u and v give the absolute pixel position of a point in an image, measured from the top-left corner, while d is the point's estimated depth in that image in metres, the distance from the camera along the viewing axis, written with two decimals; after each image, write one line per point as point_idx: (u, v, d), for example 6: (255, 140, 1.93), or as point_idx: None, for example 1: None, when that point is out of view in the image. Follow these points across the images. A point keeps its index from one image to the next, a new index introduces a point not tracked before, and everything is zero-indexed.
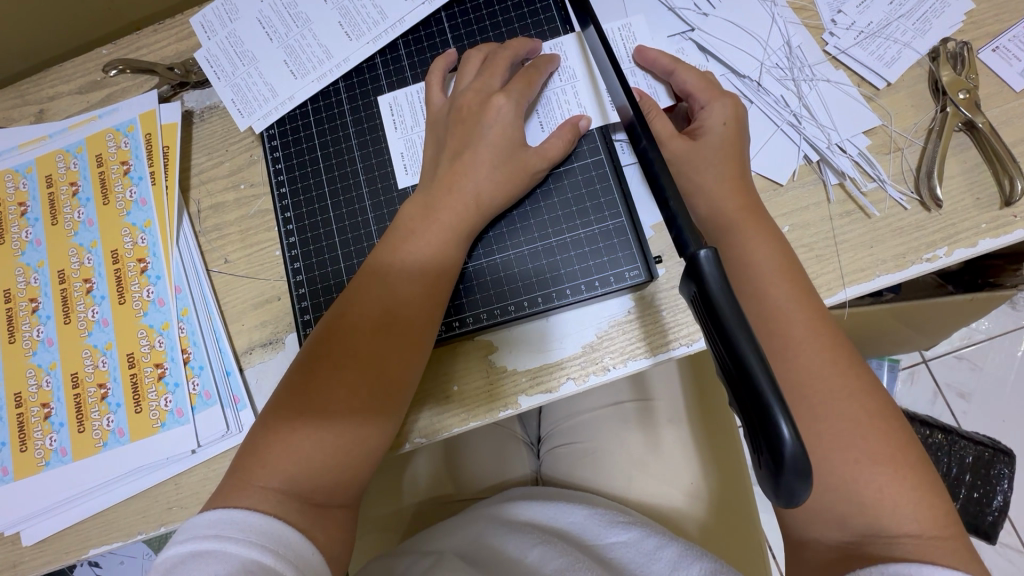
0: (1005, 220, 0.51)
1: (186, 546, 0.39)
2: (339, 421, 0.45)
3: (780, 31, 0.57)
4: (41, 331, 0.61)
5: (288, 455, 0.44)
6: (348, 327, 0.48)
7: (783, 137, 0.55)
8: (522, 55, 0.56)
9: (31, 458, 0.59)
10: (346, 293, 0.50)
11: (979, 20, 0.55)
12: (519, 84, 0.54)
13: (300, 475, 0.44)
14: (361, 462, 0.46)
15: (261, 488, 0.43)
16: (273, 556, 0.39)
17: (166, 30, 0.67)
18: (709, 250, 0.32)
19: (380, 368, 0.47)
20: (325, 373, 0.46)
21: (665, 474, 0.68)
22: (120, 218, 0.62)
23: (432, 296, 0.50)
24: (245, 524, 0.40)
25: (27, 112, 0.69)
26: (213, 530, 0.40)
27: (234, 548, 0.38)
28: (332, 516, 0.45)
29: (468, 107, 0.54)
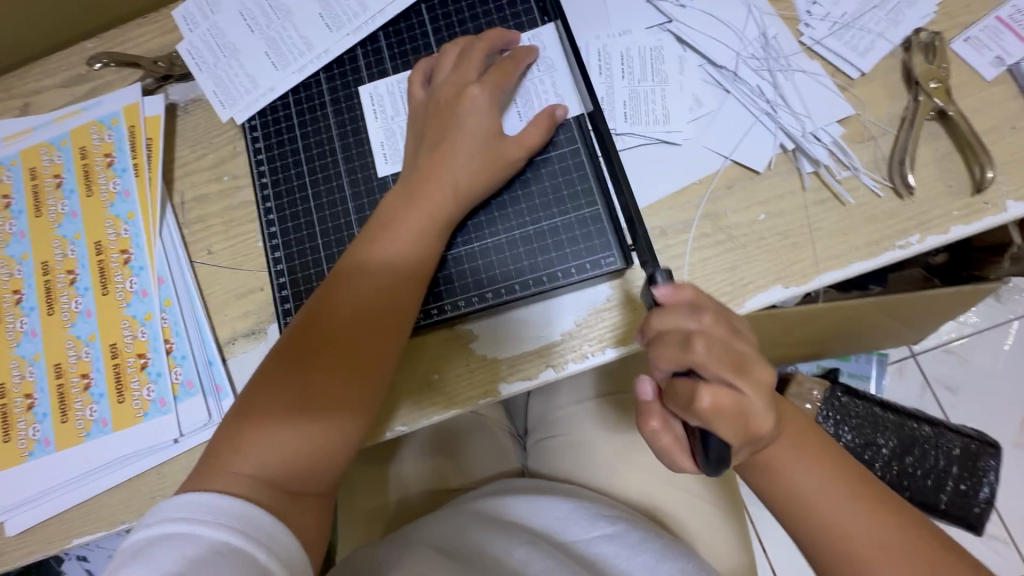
0: (976, 207, 0.51)
1: (154, 529, 0.39)
2: (314, 407, 0.46)
3: (756, 22, 0.57)
4: (24, 323, 0.61)
5: (264, 441, 0.45)
6: (329, 315, 0.48)
7: (760, 127, 0.55)
8: (497, 46, 0.57)
9: (14, 448, 0.59)
10: (326, 281, 0.50)
11: (952, 11, 0.56)
12: (495, 76, 0.54)
13: (275, 462, 0.44)
14: (337, 451, 0.47)
15: (235, 474, 0.43)
16: (243, 539, 0.39)
17: (150, 24, 0.68)
18: (664, 273, 0.43)
19: (357, 355, 0.47)
20: (303, 361, 0.47)
21: (647, 463, 0.69)
22: (103, 210, 0.62)
23: (409, 285, 0.50)
24: (216, 507, 0.40)
25: (12, 105, 0.69)
26: (183, 513, 0.40)
27: (203, 531, 0.39)
28: (308, 503, 0.46)
29: (444, 101, 0.54)
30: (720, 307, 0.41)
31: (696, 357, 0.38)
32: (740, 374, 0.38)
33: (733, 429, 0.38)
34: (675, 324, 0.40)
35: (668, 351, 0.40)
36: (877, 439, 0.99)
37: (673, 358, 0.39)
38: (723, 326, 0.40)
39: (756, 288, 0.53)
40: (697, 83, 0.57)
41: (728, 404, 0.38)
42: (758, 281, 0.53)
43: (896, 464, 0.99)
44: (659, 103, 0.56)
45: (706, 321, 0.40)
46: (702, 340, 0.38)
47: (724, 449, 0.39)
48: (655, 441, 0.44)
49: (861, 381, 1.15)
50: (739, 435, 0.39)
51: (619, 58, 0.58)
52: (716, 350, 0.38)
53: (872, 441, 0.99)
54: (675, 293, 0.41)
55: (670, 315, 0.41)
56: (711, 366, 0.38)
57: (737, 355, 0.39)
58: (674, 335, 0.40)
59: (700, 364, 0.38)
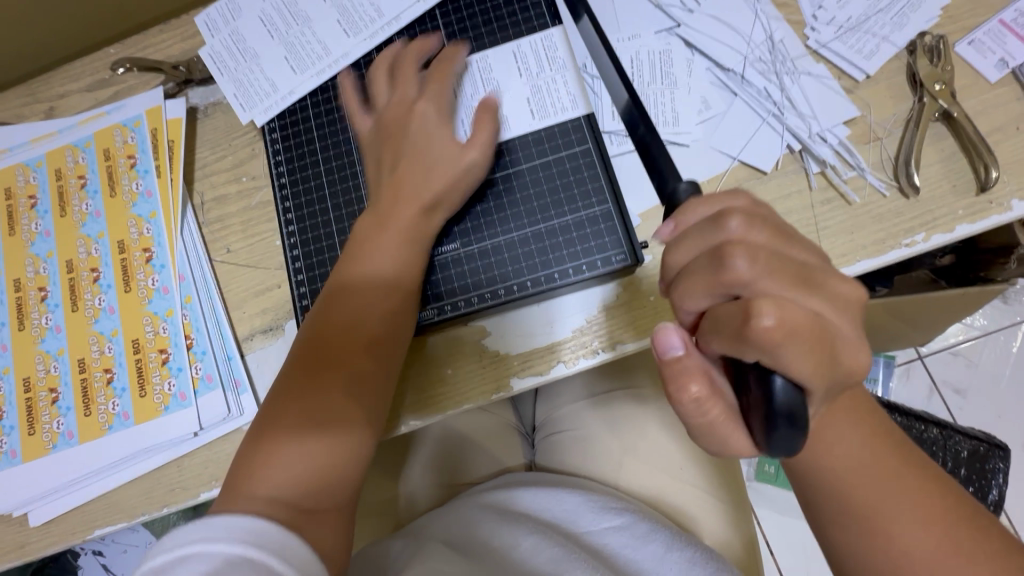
0: (981, 206, 0.52)
1: (167, 553, 0.38)
2: (319, 423, 0.47)
3: (763, 26, 0.59)
4: (50, 319, 0.63)
5: (290, 441, 0.47)
6: (342, 318, 0.51)
7: (768, 128, 0.56)
8: (421, 56, 0.60)
9: (38, 441, 0.61)
10: (315, 308, 0.53)
11: (955, 15, 0.57)
12: (433, 83, 0.57)
13: (301, 459, 0.46)
14: (360, 443, 0.49)
15: (250, 497, 0.44)
16: (262, 552, 0.39)
17: (172, 30, 0.70)
18: (688, 185, 0.40)
19: (353, 368, 0.49)
20: (322, 362, 0.49)
21: (655, 460, 0.69)
22: (126, 209, 0.64)
23: (399, 300, 0.52)
24: (231, 525, 0.40)
25: (38, 109, 0.71)
26: (196, 534, 0.39)
27: (219, 547, 0.38)
28: (325, 515, 0.46)
29: (394, 119, 0.56)
30: (753, 215, 0.36)
31: (737, 275, 0.33)
32: (800, 285, 0.33)
33: (806, 351, 0.31)
34: (701, 248, 0.36)
35: (702, 278, 0.35)
36: None
37: (708, 285, 0.34)
38: (761, 234, 0.35)
39: None
40: (705, 85, 0.58)
41: (794, 317, 0.31)
42: None
43: None
44: (669, 105, 0.58)
45: (734, 230, 0.35)
46: (741, 250, 0.33)
47: (795, 390, 0.31)
48: (699, 416, 0.36)
49: (867, 383, 1.16)
50: (815, 371, 0.32)
51: (629, 61, 0.60)
52: (760, 260, 0.33)
53: None
54: (692, 215, 0.38)
55: (692, 240, 0.36)
56: (760, 280, 0.33)
57: (786, 263, 0.34)
58: (702, 259, 0.35)
59: (748, 283, 0.33)
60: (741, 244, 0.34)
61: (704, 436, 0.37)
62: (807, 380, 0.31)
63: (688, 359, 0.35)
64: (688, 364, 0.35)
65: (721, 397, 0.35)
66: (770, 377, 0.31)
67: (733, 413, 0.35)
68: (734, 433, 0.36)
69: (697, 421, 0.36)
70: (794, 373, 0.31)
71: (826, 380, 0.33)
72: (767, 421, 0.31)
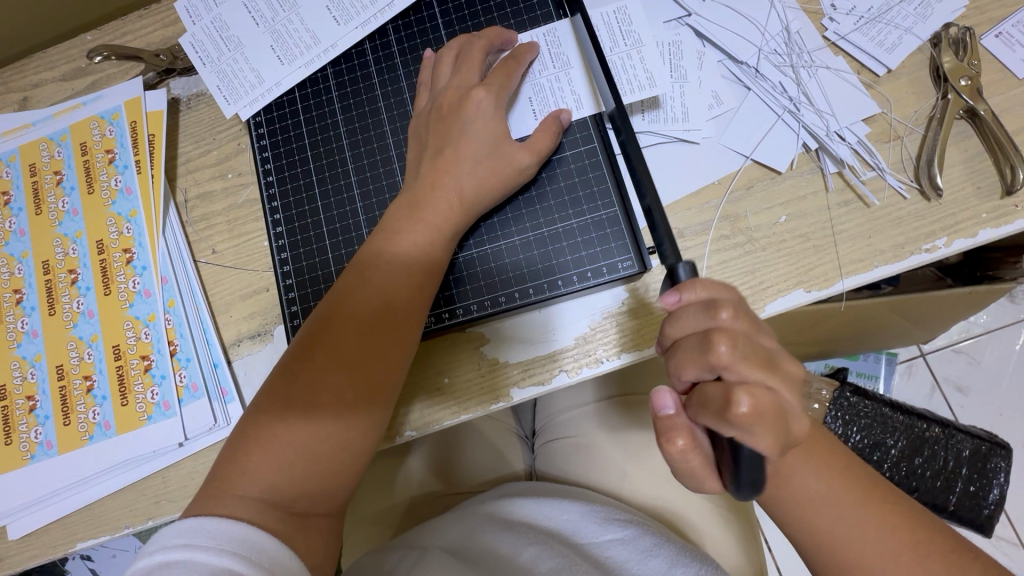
0: (1006, 210, 0.50)
1: (155, 556, 0.38)
2: (320, 427, 0.45)
3: (779, 16, 0.56)
4: (25, 323, 0.60)
5: (270, 461, 0.44)
6: (334, 329, 0.47)
7: (783, 126, 0.53)
8: (497, 45, 0.55)
9: (16, 451, 0.58)
10: (330, 294, 0.49)
11: (982, 5, 0.54)
12: (499, 77, 0.53)
13: (281, 482, 0.43)
14: (346, 468, 0.46)
15: (242, 497, 0.42)
16: (243, 561, 0.38)
17: (151, 15, 0.66)
18: (687, 265, 0.39)
19: (363, 370, 0.46)
20: (309, 377, 0.46)
21: (659, 468, 0.67)
22: (105, 207, 0.61)
23: (418, 298, 0.49)
24: (216, 531, 0.39)
25: (11, 99, 0.67)
26: (184, 539, 0.38)
27: (204, 556, 0.37)
28: (315, 526, 0.44)
29: (449, 105, 0.52)
30: (739, 303, 0.36)
31: (720, 359, 0.34)
32: (772, 369, 0.34)
33: (774, 436, 0.33)
34: (693, 327, 0.36)
35: (691, 355, 0.35)
36: (886, 440, 0.98)
37: (696, 364, 0.35)
38: (743, 322, 0.36)
39: (776, 292, 0.51)
40: (717, 79, 0.55)
41: (764, 407, 0.32)
42: (778, 285, 0.51)
43: (905, 465, 0.97)
44: (679, 101, 0.55)
45: (725, 319, 0.35)
46: (727, 338, 0.34)
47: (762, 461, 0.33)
48: (680, 464, 0.37)
49: (869, 381, 1.14)
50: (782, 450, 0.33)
51: None
52: (742, 347, 0.34)
53: (880, 442, 0.98)
54: (692, 292, 0.37)
55: (688, 316, 0.36)
56: (739, 365, 0.34)
57: (762, 351, 0.35)
58: (692, 339, 0.36)
59: (731, 369, 0.34)
60: (727, 331, 0.34)
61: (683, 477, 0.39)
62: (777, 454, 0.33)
63: (679, 419, 0.37)
64: (678, 423, 0.37)
65: (701, 451, 0.36)
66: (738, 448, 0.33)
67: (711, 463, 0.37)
68: (709, 479, 0.38)
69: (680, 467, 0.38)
70: (761, 450, 0.33)
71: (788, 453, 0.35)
72: (735, 473, 0.34)
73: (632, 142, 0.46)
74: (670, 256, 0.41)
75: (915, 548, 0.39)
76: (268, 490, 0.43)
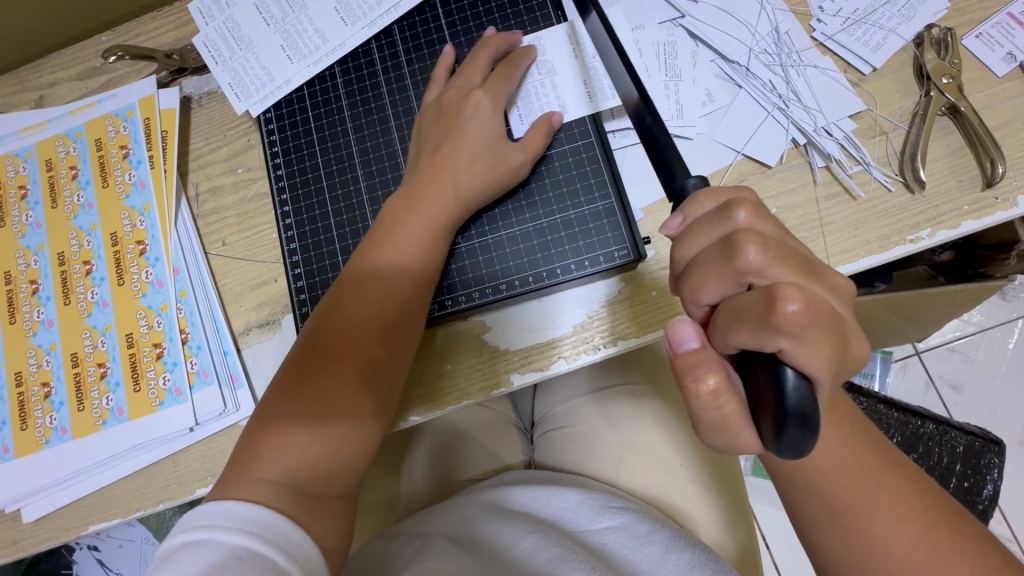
0: (987, 202, 0.52)
1: (176, 538, 0.40)
2: (330, 414, 0.46)
3: (769, 18, 0.58)
4: (41, 312, 0.62)
5: (283, 448, 0.45)
6: (339, 319, 0.49)
7: (772, 122, 0.56)
8: (502, 49, 0.57)
9: (31, 436, 0.60)
10: (332, 290, 0.51)
11: (963, 7, 0.56)
12: (497, 80, 0.55)
13: (296, 467, 0.45)
14: (358, 450, 0.48)
15: (258, 481, 0.44)
16: (261, 542, 0.40)
17: (164, 17, 0.68)
18: (698, 177, 0.38)
19: (367, 357, 0.48)
20: (317, 365, 0.48)
21: (654, 456, 0.69)
22: (119, 201, 0.63)
23: (420, 285, 0.51)
24: (234, 513, 0.41)
25: (27, 97, 0.70)
26: (203, 521, 0.40)
27: (223, 535, 0.39)
28: (327, 508, 0.46)
29: (450, 104, 0.55)
30: (758, 203, 0.35)
31: (750, 263, 0.32)
32: (807, 275, 0.33)
33: (822, 343, 0.31)
34: (710, 238, 0.35)
35: (715, 268, 0.34)
36: None
37: (719, 276, 0.34)
38: (766, 223, 0.35)
39: None
40: (709, 78, 0.57)
41: (813, 308, 0.31)
42: None
43: None
44: (673, 98, 0.57)
45: (742, 219, 0.34)
46: (754, 237, 0.33)
47: (808, 386, 0.30)
48: (713, 408, 0.35)
49: (865, 379, 1.16)
50: (829, 361, 0.31)
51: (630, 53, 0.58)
52: (772, 248, 0.33)
53: None
54: (696, 209, 0.36)
55: (702, 229, 0.35)
56: (771, 269, 0.32)
57: (795, 256, 0.34)
58: (713, 249, 0.34)
59: (762, 271, 0.32)
60: (750, 232, 0.33)
61: (711, 430, 0.37)
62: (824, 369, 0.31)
63: (704, 352, 0.35)
64: (704, 356, 0.35)
65: (734, 392, 0.34)
66: (782, 369, 0.31)
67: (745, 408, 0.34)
68: (743, 428, 0.35)
69: (710, 414, 0.35)
70: (808, 363, 0.30)
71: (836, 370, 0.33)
72: (779, 407, 0.30)
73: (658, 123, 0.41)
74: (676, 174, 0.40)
75: (916, 525, 0.40)
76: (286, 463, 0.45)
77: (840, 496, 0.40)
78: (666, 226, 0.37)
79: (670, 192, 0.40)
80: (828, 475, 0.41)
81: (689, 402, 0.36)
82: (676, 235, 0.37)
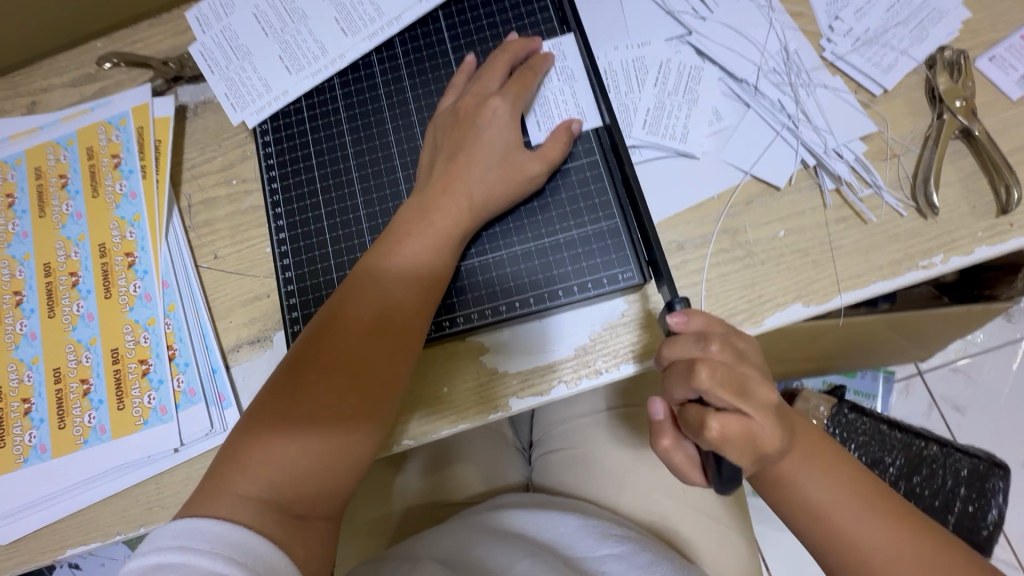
0: (1001, 228, 0.50)
1: (147, 558, 0.37)
2: (322, 428, 0.44)
3: (778, 36, 0.57)
4: (25, 325, 0.60)
5: (268, 461, 0.43)
6: (339, 329, 0.47)
7: (781, 142, 0.54)
8: (521, 56, 0.56)
9: (9, 455, 0.57)
10: (336, 296, 0.49)
11: (976, 29, 0.55)
12: (515, 86, 0.54)
13: (280, 483, 0.43)
14: (346, 471, 0.45)
15: (241, 496, 0.42)
16: (236, 567, 0.37)
17: (161, 24, 0.67)
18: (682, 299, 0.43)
19: (366, 372, 0.46)
20: (310, 377, 0.45)
21: (656, 481, 0.67)
22: (108, 211, 0.61)
23: (423, 301, 0.49)
24: (213, 535, 0.39)
25: (19, 104, 0.68)
26: (180, 541, 0.38)
27: (199, 560, 0.37)
28: (314, 529, 0.44)
29: (466, 110, 0.54)
30: (728, 338, 0.41)
31: (700, 383, 0.38)
32: (750, 403, 0.39)
33: None
34: (685, 353, 0.41)
35: (679, 376, 0.40)
36: (884, 458, 0.98)
37: (681, 386, 0.40)
38: (728, 356, 0.40)
39: (773, 306, 0.51)
40: (717, 96, 0.56)
41: (729, 432, 0.38)
42: (776, 299, 0.51)
43: (903, 483, 0.97)
44: (680, 117, 0.56)
45: (712, 351, 0.40)
46: (705, 365, 0.39)
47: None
48: None
49: (867, 399, 1.14)
50: None
51: (633, 68, 0.57)
52: (720, 373, 0.39)
53: (878, 460, 0.98)
54: (694, 321, 0.42)
55: (683, 341, 0.41)
56: (717, 390, 0.38)
57: (745, 382, 0.39)
58: (680, 364, 0.40)
59: (708, 393, 0.39)
60: (709, 361, 0.39)
61: None
62: None
63: None
64: None
65: (686, 452, 0.43)
66: None
67: None
68: None
69: None
70: None
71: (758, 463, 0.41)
72: None
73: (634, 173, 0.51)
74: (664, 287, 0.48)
75: None
76: (274, 480, 0.43)
77: None
78: (670, 321, 0.42)
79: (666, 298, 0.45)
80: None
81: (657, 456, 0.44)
82: (674, 330, 0.42)
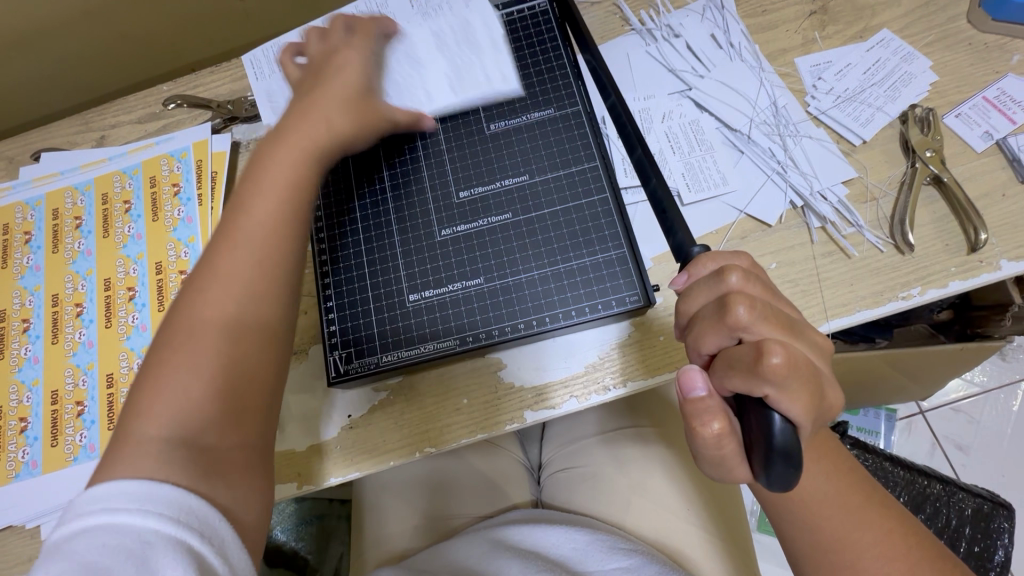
0: (972, 265, 0.56)
1: (70, 523, 0.34)
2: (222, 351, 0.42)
3: (767, 93, 0.64)
4: (83, 334, 0.66)
5: (172, 397, 0.39)
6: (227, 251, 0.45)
7: (771, 185, 0.61)
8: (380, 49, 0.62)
9: (60, 453, 0.62)
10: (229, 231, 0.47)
11: (943, 91, 0.62)
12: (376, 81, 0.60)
13: (191, 417, 0.39)
14: (254, 382, 0.42)
15: (146, 440, 0.38)
16: (174, 524, 0.34)
17: (222, 72, 0.76)
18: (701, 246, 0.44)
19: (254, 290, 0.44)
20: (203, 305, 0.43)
21: (661, 498, 0.70)
22: (166, 234, 0.68)
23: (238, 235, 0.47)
24: (138, 492, 0.35)
25: (90, 137, 0.76)
26: (102, 502, 0.34)
27: (128, 520, 0.34)
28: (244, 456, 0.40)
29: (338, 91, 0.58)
30: (750, 269, 0.40)
31: (739, 321, 0.37)
32: (789, 332, 0.37)
33: (800, 396, 0.34)
34: (708, 297, 0.40)
35: (711, 323, 0.39)
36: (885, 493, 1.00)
37: (715, 330, 0.38)
38: (756, 287, 0.39)
39: None
40: (715, 144, 0.63)
41: (794, 361, 0.35)
42: None
43: None
44: (683, 164, 0.62)
45: (733, 283, 0.39)
46: (743, 299, 0.37)
47: (792, 428, 0.34)
48: (714, 449, 0.38)
49: (870, 436, 1.17)
50: (808, 408, 0.35)
51: (640, 117, 0.65)
52: (759, 308, 0.37)
53: None
54: (701, 268, 0.42)
55: (699, 289, 0.40)
56: (758, 325, 0.37)
57: (781, 315, 0.38)
58: (710, 308, 0.39)
59: (749, 328, 0.37)
60: (741, 295, 0.38)
61: (710, 464, 0.41)
62: (801, 418, 0.35)
63: (710, 399, 0.38)
64: (710, 404, 0.38)
65: (735, 435, 0.38)
66: (770, 414, 0.34)
67: (742, 449, 0.38)
68: (740, 465, 0.39)
69: (711, 453, 0.39)
70: (793, 412, 0.34)
71: (815, 417, 0.37)
72: (769, 454, 0.34)
73: (664, 189, 0.49)
74: (683, 241, 0.46)
75: (911, 565, 0.41)
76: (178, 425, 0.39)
77: (835, 529, 0.43)
78: (675, 283, 0.43)
79: (680, 257, 0.46)
80: (823, 502, 0.43)
81: (694, 439, 0.39)
82: (680, 291, 0.42)
